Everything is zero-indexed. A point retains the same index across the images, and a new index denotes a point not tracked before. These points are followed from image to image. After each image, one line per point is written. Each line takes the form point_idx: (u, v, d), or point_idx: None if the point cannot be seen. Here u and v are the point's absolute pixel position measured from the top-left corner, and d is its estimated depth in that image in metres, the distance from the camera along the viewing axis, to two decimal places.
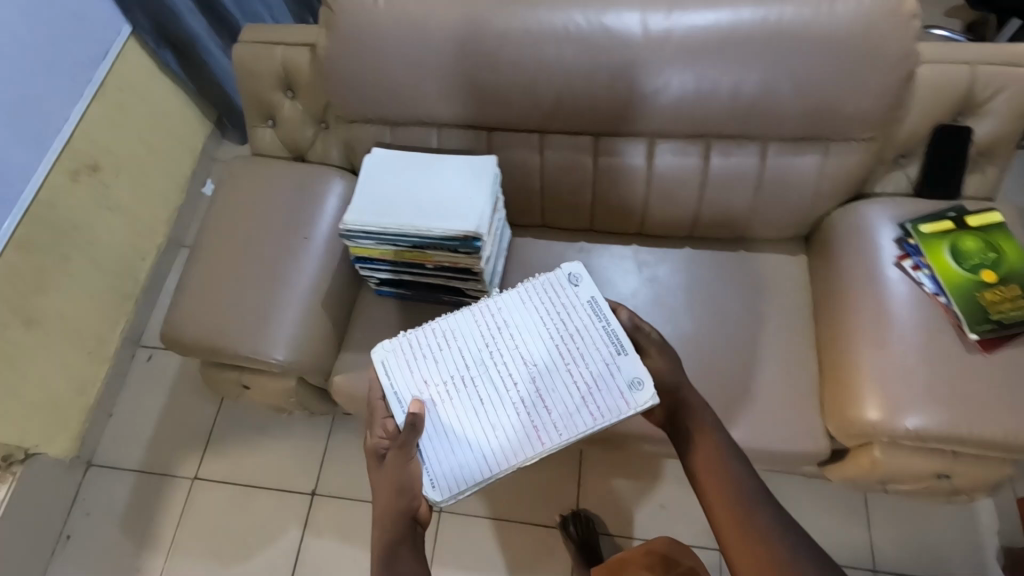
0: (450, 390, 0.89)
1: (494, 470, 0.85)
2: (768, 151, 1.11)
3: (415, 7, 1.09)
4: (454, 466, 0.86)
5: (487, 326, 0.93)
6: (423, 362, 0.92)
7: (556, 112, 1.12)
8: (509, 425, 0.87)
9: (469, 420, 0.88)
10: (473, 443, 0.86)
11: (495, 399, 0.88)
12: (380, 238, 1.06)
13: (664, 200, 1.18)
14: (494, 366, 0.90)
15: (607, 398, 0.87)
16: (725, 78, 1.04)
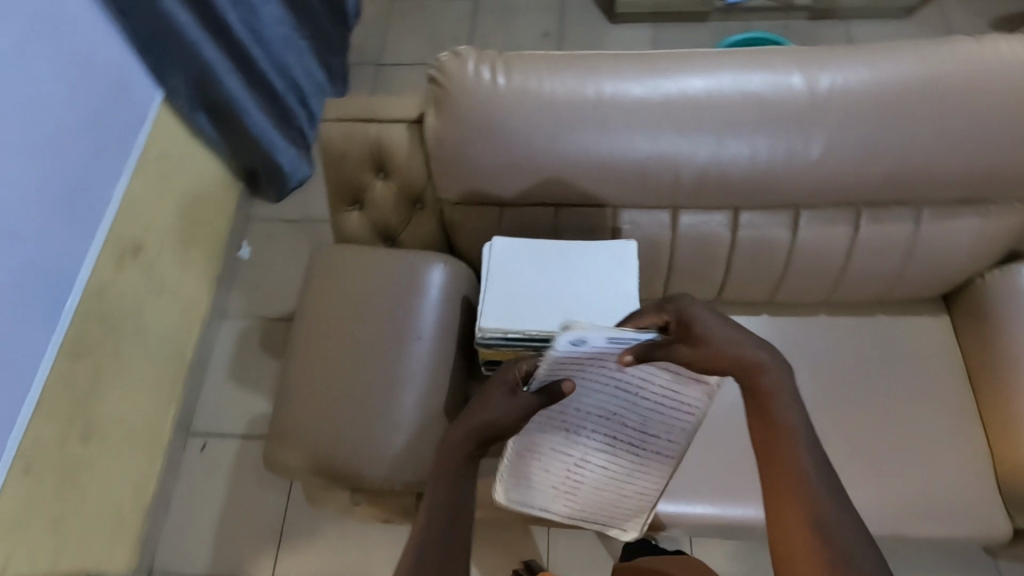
0: (574, 474, 0.90)
1: (651, 495, 0.92)
2: (925, 216, 1.03)
3: (539, 82, 0.99)
4: (626, 507, 0.94)
5: (549, 424, 0.84)
6: (537, 475, 0.91)
7: (695, 187, 1.02)
8: (620, 460, 0.87)
9: (605, 478, 0.91)
10: (625, 489, 0.91)
11: (598, 447, 0.87)
12: (521, 344, 0.96)
13: (806, 270, 1.09)
14: (581, 438, 0.86)
15: (681, 395, 0.79)
16: (888, 144, 0.96)
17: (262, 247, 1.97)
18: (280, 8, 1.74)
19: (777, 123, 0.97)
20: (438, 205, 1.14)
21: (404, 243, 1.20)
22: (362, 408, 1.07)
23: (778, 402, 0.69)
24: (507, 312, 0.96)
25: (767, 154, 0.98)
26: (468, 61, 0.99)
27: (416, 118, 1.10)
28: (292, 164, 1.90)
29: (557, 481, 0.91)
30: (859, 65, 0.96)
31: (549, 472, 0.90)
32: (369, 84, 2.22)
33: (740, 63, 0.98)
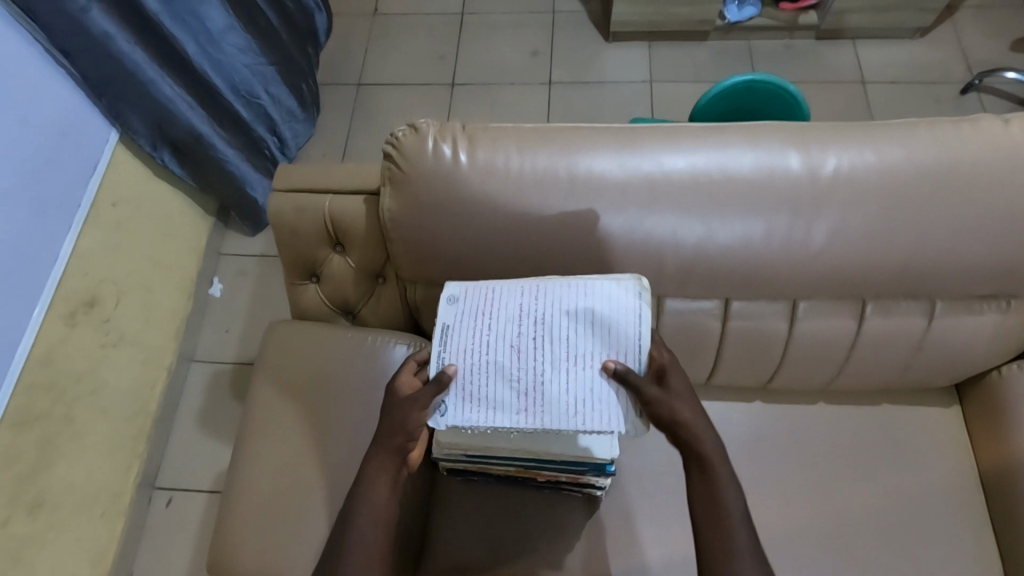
0: (574, 359, 0.78)
1: (582, 286, 0.81)
2: (938, 310, 0.92)
3: (506, 159, 0.88)
4: (616, 303, 0.79)
5: (531, 401, 0.76)
6: (587, 390, 0.76)
7: (685, 276, 0.91)
8: (563, 317, 0.79)
9: (575, 329, 0.79)
10: (589, 305, 0.79)
11: (552, 336, 0.78)
12: (486, 462, 0.89)
13: (806, 361, 0.99)
14: (535, 368, 0.78)
15: (469, 315, 0.81)
16: (908, 232, 0.84)
17: (234, 284, 1.85)
18: (243, 35, 1.60)
19: (780, 209, 0.84)
20: (401, 281, 1.04)
21: (366, 317, 1.10)
22: (315, 512, 0.96)
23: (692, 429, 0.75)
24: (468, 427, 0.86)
25: (770, 242, 0.85)
26: (427, 136, 0.88)
27: (375, 189, 0.99)
28: (268, 199, 1.78)
29: (592, 365, 0.77)
30: (873, 144, 0.83)
31: (592, 375, 0.76)
32: (346, 106, 2.09)
33: (737, 137, 0.86)
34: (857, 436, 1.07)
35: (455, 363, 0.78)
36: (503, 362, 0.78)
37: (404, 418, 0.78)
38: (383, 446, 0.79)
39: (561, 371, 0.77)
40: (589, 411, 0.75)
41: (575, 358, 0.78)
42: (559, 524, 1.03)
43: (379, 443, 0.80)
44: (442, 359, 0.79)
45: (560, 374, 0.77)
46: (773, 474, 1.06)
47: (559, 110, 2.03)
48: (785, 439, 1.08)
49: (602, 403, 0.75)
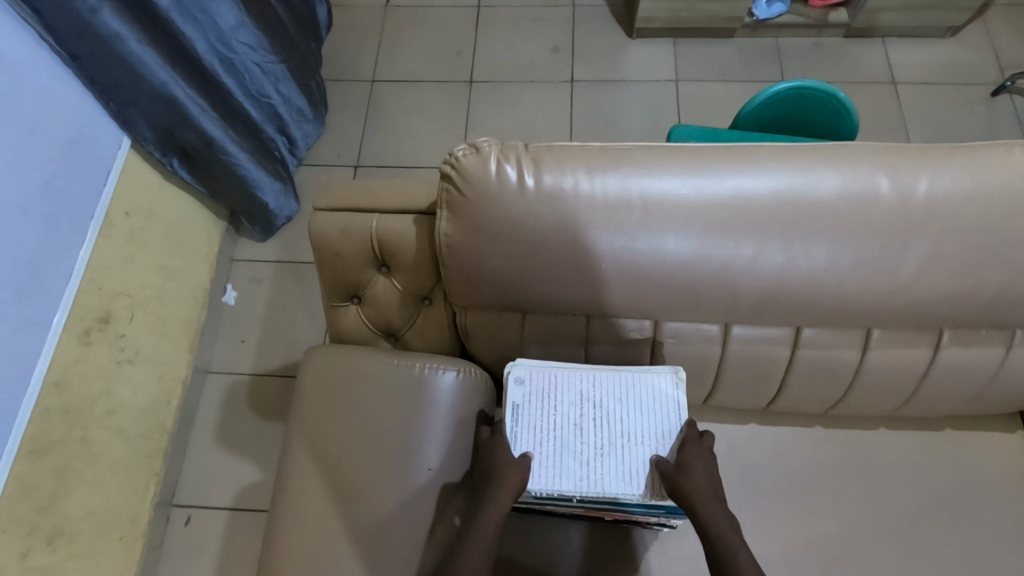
0: (628, 437, 0.85)
1: (633, 372, 0.89)
2: (1017, 339, 0.89)
3: (574, 182, 0.82)
4: (664, 390, 0.88)
5: (593, 473, 0.84)
6: (641, 463, 0.84)
7: (757, 305, 0.87)
8: (619, 399, 0.87)
9: (629, 411, 0.87)
10: (639, 392, 0.88)
11: (611, 417, 0.87)
12: (555, 501, 0.86)
13: (875, 388, 0.95)
14: (595, 444, 0.85)
15: (534, 397, 0.88)
16: (999, 261, 0.80)
17: (249, 291, 1.79)
18: (254, 32, 1.51)
19: (864, 237, 0.80)
20: (450, 304, 0.98)
21: (409, 341, 1.05)
22: (365, 551, 0.91)
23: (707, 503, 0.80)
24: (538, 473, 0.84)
25: (854, 270, 0.82)
26: (489, 157, 0.83)
27: (426, 209, 0.93)
28: (279, 203, 1.71)
29: (644, 443, 0.85)
30: (964, 169, 0.79)
31: (645, 452, 0.84)
32: (361, 104, 2.01)
33: (819, 160, 0.81)
34: (917, 462, 1.05)
35: (527, 441, 0.86)
36: (568, 440, 0.86)
37: (522, 472, 0.83)
38: (497, 493, 0.82)
39: (618, 447, 0.85)
40: (639, 481, 0.83)
41: (629, 436, 0.85)
42: (615, 557, 0.99)
43: (495, 491, 0.82)
44: (513, 434, 0.86)
45: (617, 449, 0.85)
46: (835, 502, 1.02)
47: (583, 109, 1.96)
48: (845, 465, 1.05)
49: (647, 475, 0.83)
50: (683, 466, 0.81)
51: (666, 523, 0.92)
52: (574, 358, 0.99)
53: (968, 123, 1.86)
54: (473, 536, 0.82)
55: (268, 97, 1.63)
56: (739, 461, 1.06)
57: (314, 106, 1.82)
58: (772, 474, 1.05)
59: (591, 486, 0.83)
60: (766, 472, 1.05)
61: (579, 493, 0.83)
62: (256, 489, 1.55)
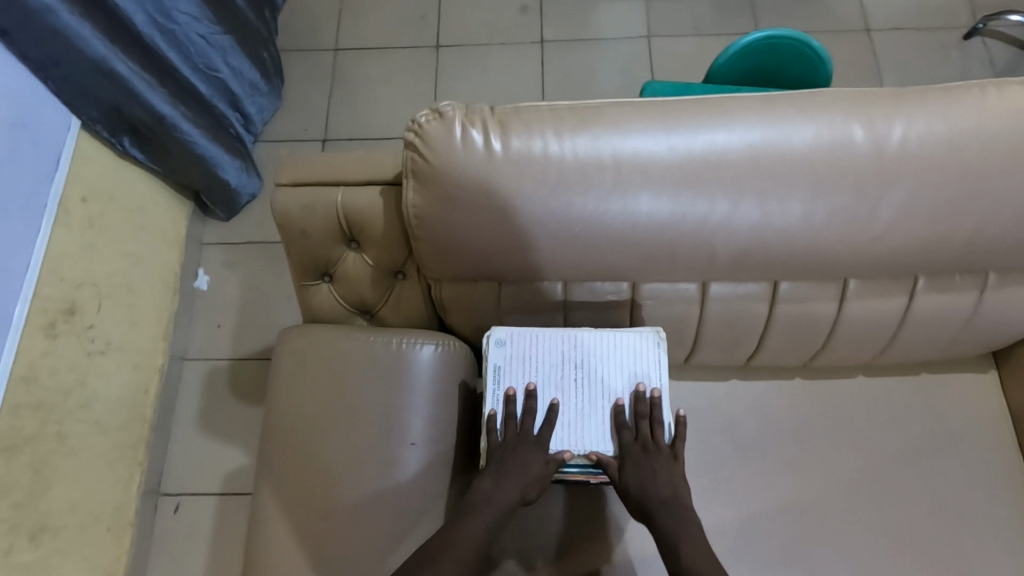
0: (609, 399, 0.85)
1: (616, 334, 0.87)
2: (989, 283, 0.89)
3: (542, 144, 0.80)
4: (646, 352, 0.87)
5: (573, 435, 0.84)
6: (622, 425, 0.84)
7: (733, 262, 0.86)
8: (601, 362, 0.87)
9: (610, 374, 0.86)
10: (621, 353, 0.87)
11: (592, 380, 0.86)
12: None
13: (852, 338, 0.96)
14: (576, 405, 0.85)
15: (515, 359, 0.87)
16: (973, 206, 0.79)
17: (222, 275, 1.74)
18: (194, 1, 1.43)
19: (839, 187, 0.79)
20: (423, 276, 0.96)
21: (385, 316, 1.02)
22: (352, 530, 0.90)
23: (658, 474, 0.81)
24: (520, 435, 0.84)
25: (829, 223, 0.81)
26: (453, 121, 0.80)
27: (393, 179, 0.90)
28: (241, 179, 1.66)
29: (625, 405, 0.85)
30: (938, 113, 0.78)
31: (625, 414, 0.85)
32: (325, 74, 1.93)
33: (793, 110, 0.79)
34: (894, 409, 1.07)
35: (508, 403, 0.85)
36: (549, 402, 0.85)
37: (540, 470, 0.81)
38: (503, 489, 0.81)
39: (599, 408, 0.85)
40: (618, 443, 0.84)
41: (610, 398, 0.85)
42: (602, 518, 1.00)
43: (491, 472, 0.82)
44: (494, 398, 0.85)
45: (597, 411, 0.85)
46: (815, 454, 1.04)
47: (555, 70, 1.91)
48: (824, 415, 1.07)
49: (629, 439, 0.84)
50: (635, 460, 0.81)
51: None
52: (553, 324, 0.98)
53: (941, 69, 1.84)
54: (465, 527, 0.79)
55: (217, 71, 1.56)
56: (721, 417, 1.07)
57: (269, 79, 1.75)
58: (754, 427, 1.06)
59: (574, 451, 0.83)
60: (748, 426, 1.06)
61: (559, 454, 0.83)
62: (244, 473, 1.55)
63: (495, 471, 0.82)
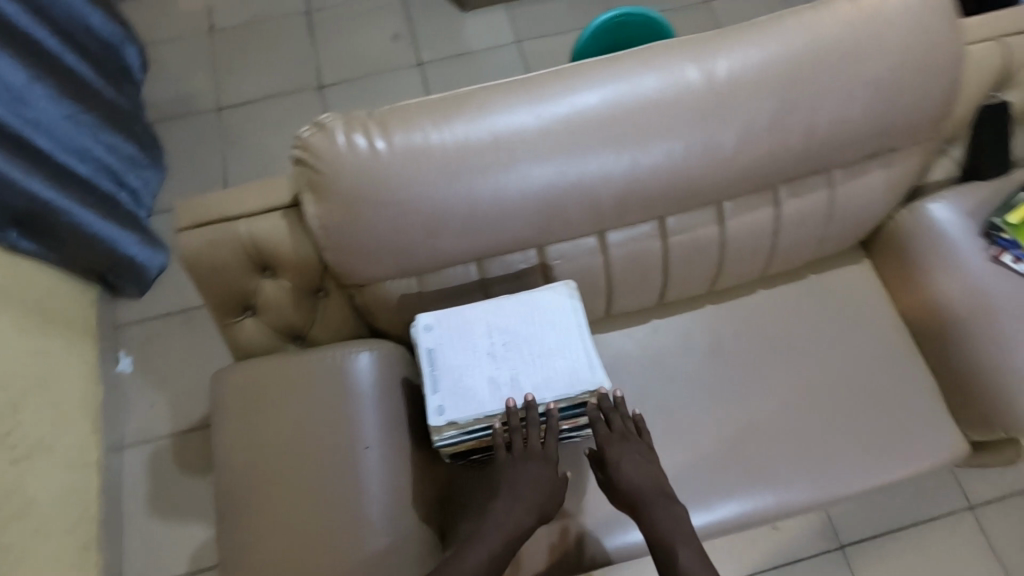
0: (539, 349, 0.88)
1: (532, 292, 0.92)
2: (834, 180, 1.03)
3: (422, 135, 0.86)
4: (562, 301, 0.91)
5: (513, 391, 0.85)
6: (557, 371, 0.86)
7: (619, 208, 0.94)
8: (524, 319, 0.90)
9: (534, 327, 0.89)
10: (540, 307, 0.90)
11: (519, 339, 0.88)
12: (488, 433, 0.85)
13: (740, 255, 1.07)
14: (509, 364, 0.87)
15: (443, 338, 0.89)
16: (799, 115, 0.92)
17: (145, 353, 1.68)
18: (50, 84, 1.40)
19: (687, 122, 0.90)
20: (344, 288, 0.99)
21: (316, 337, 1.05)
22: (323, 550, 0.90)
23: (644, 468, 0.86)
24: (462, 404, 0.84)
25: (688, 154, 0.91)
26: (335, 131, 0.85)
27: (291, 202, 0.94)
28: (145, 253, 1.62)
29: (556, 352, 0.87)
30: (750, 45, 0.91)
31: (557, 359, 0.87)
32: (211, 134, 1.93)
33: (633, 65, 0.90)
34: (795, 312, 1.18)
35: (445, 378, 0.86)
36: (484, 368, 0.86)
37: (540, 478, 0.82)
38: (515, 513, 0.80)
39: (532, 360, 0.87)
40: (557, 387, 0.85)
41: (540, 349, 0.88)
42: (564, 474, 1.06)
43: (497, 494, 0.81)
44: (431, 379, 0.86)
45: (531, 363, 0.86)
46: (738, 368, 1.14)
47: (438, 87, 2.00)
48: (738, 332, 1.17)
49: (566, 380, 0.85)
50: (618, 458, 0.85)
51: None
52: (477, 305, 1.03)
53: None
54: (478, 552, 0.78)
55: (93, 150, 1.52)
56: (651, 356, 1.16)
57: (145, 151, 1.73)
58: (681, 358, 1.15)
59: (517, 404, 0.84)
60: (675, 359, 1.15)
61: (504, 411, 0.83)
62: (211, 545, 1.49)
63: (509, 493, 0.81)
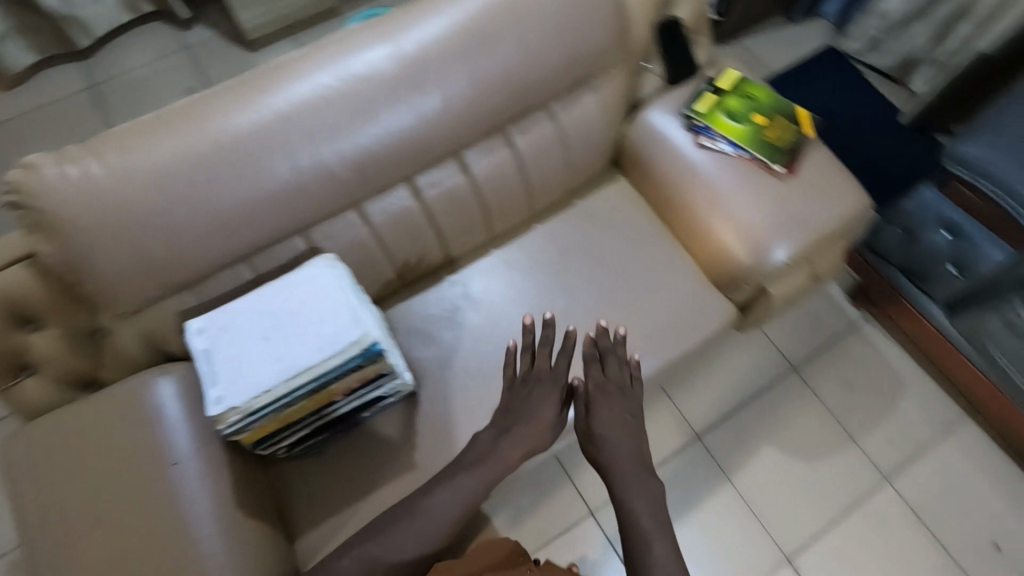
0: (307, 320, 0.93)
1: (294, 271, 0.97)
2: (554, 112, 1.17)
3: (136, 152, 0.89)
4: (322, 272, 0.97)
5: (286, 362, 0.89)
6: (326, 333, 0.91)
7: (360, 179, 1.03)
8: (290, 297, 0.95)
9: (301, 301, 0.94)
10: (303, 282, 0.96)
11: (288, 316, 0.93)
12: (274, 409, 0.89)
13: (498, 198, 1.18)
14: (281, 340, 0.91)
15: (216, 334, 0.92)
16: (491, 62, 1.05)
17: None
18: None
19: (392, 90, 1.00)
20: (121, 324, 1.00)
21: (112, 378, 1.05)
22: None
23: (620, 431, 1.03)
24: (239, 388, 0.87)
25: (401, 117, 1.01)
26: (45, 168, 0.87)
27: (24, 254, 0.90)
28: None
29: (322, 318, 0.93)
30: (430, 14, 1.03)
31: (325, 323, 0.92)
32: None
33: (332, 50, 0.99)
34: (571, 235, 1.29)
35: (220, 369, 0.89)
36: (257, 350, 0.90)
37: (540, 417, 1.03)
38: (509, 443, 1.01)
39: (301, 331, 0.92)
40: (327, 347, 0.90)
41: (308, 319, 0.93)
42: (393, 436, 1.12)
43: (498, 435, 1.03)
44: (208, 373, 0.89)
45: (300, 334, 0.91)
46: (534, 297, 1.24)
47: None
48: (528, 265, 1.27)
49: (334, 339, 0.90)
50: (597, 415, 1.04)
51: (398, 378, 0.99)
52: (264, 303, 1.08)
53: None
54: (463, 480, 0.98)
55: None
56: (454, 308, 1.23)
57: None
58: (482, 303, 1.24)
59: (289, 373, 0.88)
60: (477, 305, 1.24)
61: (277, 382, 0.87)
62: None
63: (519, 412, 1.03)
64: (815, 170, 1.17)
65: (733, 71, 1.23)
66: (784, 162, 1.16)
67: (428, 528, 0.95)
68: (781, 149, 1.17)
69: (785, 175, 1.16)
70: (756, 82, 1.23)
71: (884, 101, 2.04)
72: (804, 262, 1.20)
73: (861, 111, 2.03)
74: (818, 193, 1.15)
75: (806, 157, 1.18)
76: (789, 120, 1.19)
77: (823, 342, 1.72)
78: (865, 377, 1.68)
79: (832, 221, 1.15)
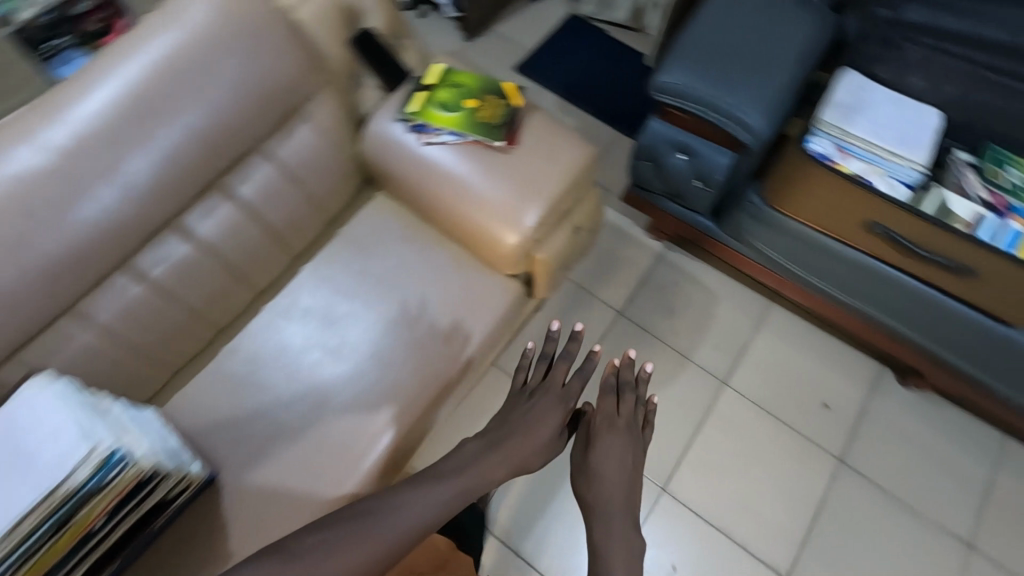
0: (31, 452, 0.85)
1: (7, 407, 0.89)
2: (271, 153, 1.14)
3: None
4: (37, 395, 0.89)
5: (12, 509, 0.81)
6: (52, 460, 0.84)
7: (59, 285, 0.94)
8: (10, 436, 0.87)
9: (21, 435, 0.87)
10: (19, 415, 0.88)
11: (11, 458, 0.86)
12: (17, 562, 0.81)
13: (242, 253, 1.14)
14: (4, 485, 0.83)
15: None
16: (170, 125, 0.98)
17: None
18: None
19: (60, 184, 0.90)
20: None
21: None
22: None
23: (627, 465, 1.04)
24: None
25: (81, 208, 0.92)
26: None
27: None
28: None
29: (46, 446, 0.85)
30: (80, 91, 0.93)
31: (51, 450, 0.85)
32: None
33: None
34: (341, 264, 1.27)
35: None
36: None
37: (540, 430, 1.05)
38: (495, 458, 1.01)
39: (27, 467, 0.84)
40: (54, 476, 0.83)
41: (32, 451, 0.85)
42: (201, 529, 1.05)
43: (495, 446, 1.02)
44: None
45: (26, 470, 0.84)
46: (318, 336, 1.20)
47: None
48: (304, 307, 1.23)
49: (61, 464, 0.84)
50: (601, 445, 1.05)
51: (168, 476, 0.93)
52: None
53: None
54: (438, 486, 0.96)
55: None
56: (238, 375, 1.17)
57: None
58: (266, 361, 1.18)
59: (17, 517, 0.81)
60: (261, 365, 1.18)
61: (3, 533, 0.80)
62: None
63: (514, 424, 1.05)
64: (537, 135, 1.23)
65: (436, 65, 1.27)
66: (502, 136, 1.21)
67: (382, 539, 0.89)
68: (497, 125, 1.21)
69: (507, 148, 1.20)
70: (460, 69, 1.27)
71: (629, 51, 2.23)
72: (558, 221, 1.27)
73: (613, 65, 2.19)
74: (546, 154, 1.21)
75: (526, 126, 1.23)
76: (498, 96, 1.24)
77: (636, 278, 1.83)
78: (681, 297, 1.81)
79: (567, 176, 1.21)
